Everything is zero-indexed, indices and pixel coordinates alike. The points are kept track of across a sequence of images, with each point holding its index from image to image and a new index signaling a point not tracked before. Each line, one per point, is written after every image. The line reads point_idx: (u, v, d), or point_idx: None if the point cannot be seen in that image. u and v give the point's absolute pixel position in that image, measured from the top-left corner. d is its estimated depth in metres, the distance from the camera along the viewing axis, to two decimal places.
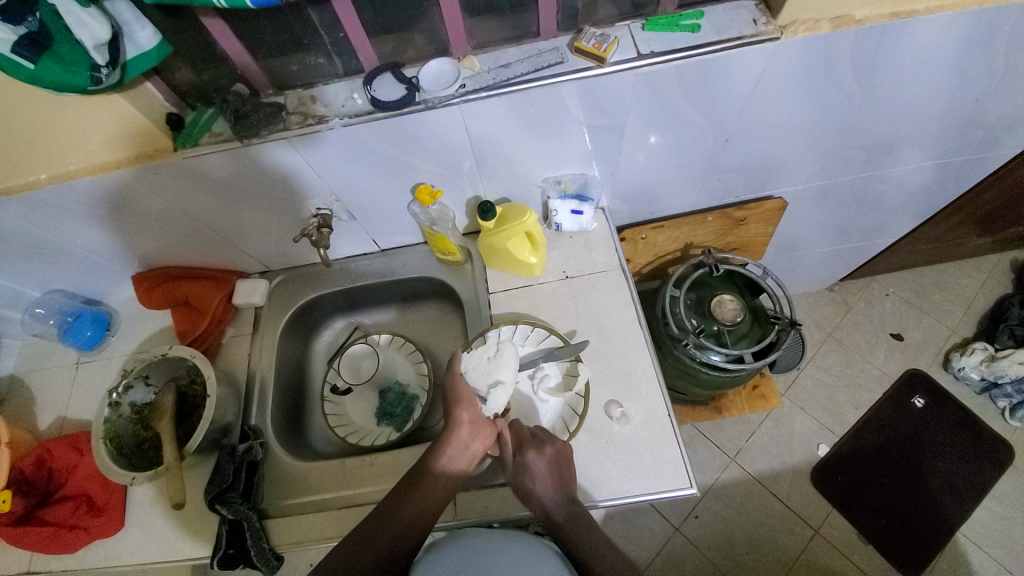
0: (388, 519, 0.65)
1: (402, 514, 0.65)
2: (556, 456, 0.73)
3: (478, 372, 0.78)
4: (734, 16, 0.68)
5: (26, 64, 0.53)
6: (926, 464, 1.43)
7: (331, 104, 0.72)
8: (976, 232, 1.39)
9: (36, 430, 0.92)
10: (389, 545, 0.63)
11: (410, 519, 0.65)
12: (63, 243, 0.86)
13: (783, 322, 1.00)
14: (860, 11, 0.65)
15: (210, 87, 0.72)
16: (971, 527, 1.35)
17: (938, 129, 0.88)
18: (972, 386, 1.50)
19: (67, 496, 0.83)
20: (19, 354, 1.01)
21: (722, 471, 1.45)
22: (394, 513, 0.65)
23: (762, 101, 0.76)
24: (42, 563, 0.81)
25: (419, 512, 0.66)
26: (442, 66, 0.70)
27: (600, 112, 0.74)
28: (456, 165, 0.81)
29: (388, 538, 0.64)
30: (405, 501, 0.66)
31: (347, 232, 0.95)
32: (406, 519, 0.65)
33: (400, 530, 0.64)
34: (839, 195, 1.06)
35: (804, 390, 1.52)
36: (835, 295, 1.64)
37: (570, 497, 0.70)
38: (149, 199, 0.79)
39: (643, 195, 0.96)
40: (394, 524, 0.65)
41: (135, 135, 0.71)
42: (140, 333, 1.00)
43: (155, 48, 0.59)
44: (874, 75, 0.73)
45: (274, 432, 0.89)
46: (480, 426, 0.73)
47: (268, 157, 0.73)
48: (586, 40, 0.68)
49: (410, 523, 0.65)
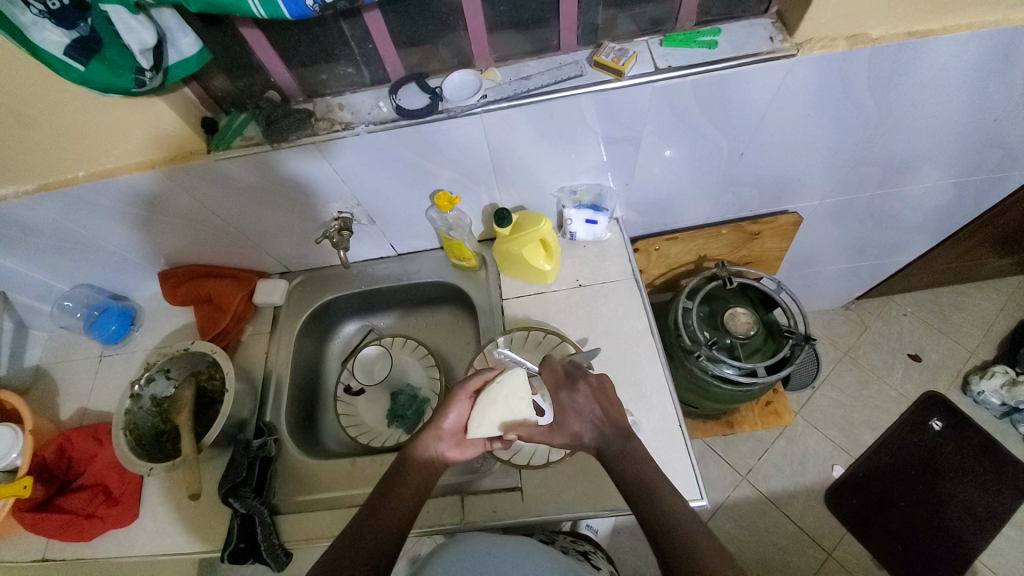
0: (370, 518, 0.65)
1: (384, 516, 0.65)
2: (597, 390, 0.72)
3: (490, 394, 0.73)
4: (751, 33, 0.70)
5: (78, 66, 0.57)
6: (944, 489, 1.39)
7: (357, 111, 0.75)
8: (996, 253, 1.37)
9: (58, 420, 0.95)
10: (376, 541, 0.63)
11: (387, 522, 0.65)
12: (95, 239, 0.90)
13: (797, 337, 1.00)
14: (876, 29, 0.67)
15: (244, 93, 0.76)
16: (991, 555, 1.30)
17: (957, 147, 0.88)
18: (993, 410, 1.46)
19: (85, 484, 0.85)
20: (46, 346, 1.04)
21: (732, 488, 1.42)
22: (377, 516, 0.65)
23: (778, 116, 0.77)
24: (58, 549, 0.83)
25: (398, 514, 0.66)
26: (465, 78, 0.73)
27: (616, 124, 0.76)
28: (474, 173, 0.83)
29: (371, 538, 0.63)
30: (382, 505, 0.67)
31: (367, 236, 0.98)
32: (385, 523, 0.65)
33: (380, 533, 0.64)
34: (855, 212, 1.06)
35: (818, 409, 1.50)
36: (850, 313, 1.62)
37: (623, 430, 0.69)
38: (181, 199, 0.82)
39: (658, 206, 0.97)
40: (376, 526, 0.64)
41: (171, 137, 0.74)
42: (162, 328, 1.02)
43: (196, 55, 0.63)
44: (891, 92, 0.74)
45: (288, 429, 0.90)
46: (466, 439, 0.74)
47: (295, 161, 0.76)
48: (605, 54, 0.70)
49: (390, 530, 0.64)
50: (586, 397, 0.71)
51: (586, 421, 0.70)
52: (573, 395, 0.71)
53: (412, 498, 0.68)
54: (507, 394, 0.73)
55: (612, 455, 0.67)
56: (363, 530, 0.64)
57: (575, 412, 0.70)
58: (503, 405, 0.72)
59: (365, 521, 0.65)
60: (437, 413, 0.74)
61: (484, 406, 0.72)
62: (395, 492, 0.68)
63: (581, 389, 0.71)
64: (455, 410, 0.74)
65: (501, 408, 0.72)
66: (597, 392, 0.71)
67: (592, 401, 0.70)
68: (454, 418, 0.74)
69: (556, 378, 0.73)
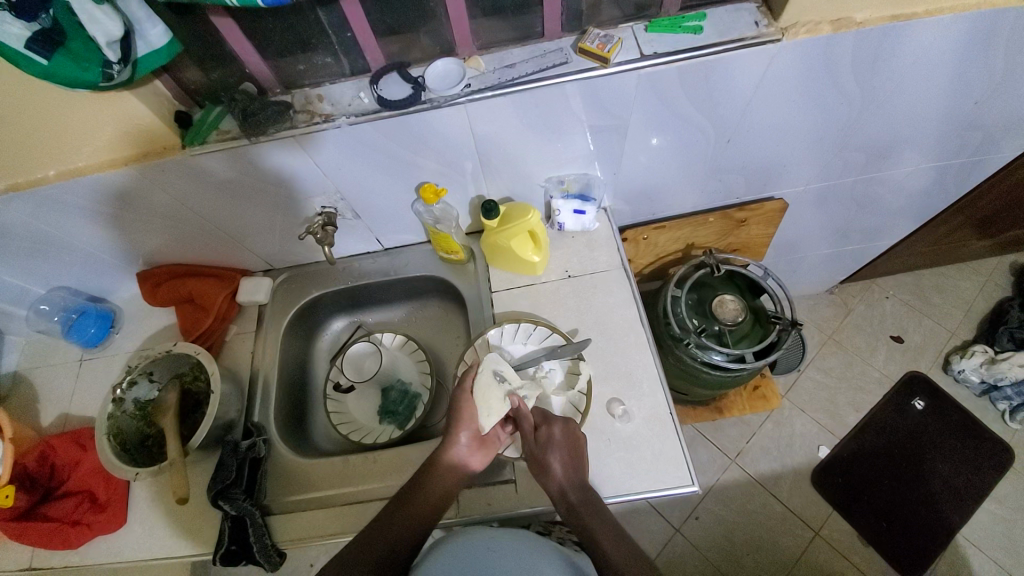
0: (383, 528, 0.67)
1: (395, 523, 0.67)
2: (571, 440, 0.72)
3: (483, 388, 0.76)
4: (736, 18, 0.70)
5: (40, 60, 0.54)
6: (926, 467, 1.43)
7: (338, 103, 0.73)
8: (976, 235, 1.40)
9: (39, 427, 0.93)
10: (381, 553, 0.65)
11: (391, 534, 0.66)
12: (69, 241, 0.87)
13: (785, 322, 1.01)
14: (860, 13, 0.66)
15: (219, 85, 0.73)
16: (972, 529, 1.35)
17: (938, 131, 0.89)
18: (972, 388, 1.50)
19: (70, 492, 0.84)
20: (23, 351, 1.01)
21: (722, 472, 1.45)
22: (389, 524, 0.67)
23: (763, 103, 0.77)
24: (44, 559, 0.81)
25: (410, 523, 0.67)
26: (448, 67, 0.72)
27: (603, 113, 0.75)
28: (459, 164, 0.82)
29: (378, 549, 0.65)
30: (393, 515, 0.68)
31: (352, 231, 0.96)
32: (397, 531, 0.66)
33: (390, 546, 0.65)
34: (839, 197, 1.07)
35: (804, 392, 1.53)
36: (835, 297, 1.65)
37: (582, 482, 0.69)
38: (156, 196, 0.80)
39: (645, 195, 0.97)
40: (384, 536, 0.66)
41: (144, 133, 0.71)
42: (144, 329, 1.00)
43: (165, 47, 0.60)
44: (874, 77, 0.74)
45: (278, 428, 0.89)
46: (481, 441, 0.74)
47: (274, 155, 0.74)
48: (590, 41, 0.69)
49: (397, 543, 0.65)
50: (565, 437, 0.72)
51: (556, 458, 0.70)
52: (561, 432, 0.72)
53: (422, 511, 0.68)
54: (494, 376, 0.77)
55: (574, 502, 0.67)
56: (370, 541, 0.65)
57: (555, 447, 0.71)
58: (496, 386, 0.76)
59: (371, 536, 0.66)
60: (453, 424, 0.74)
61: (484, 400, 0.75)
62: (414, 496, 0.69)
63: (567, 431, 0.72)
64: (463, 416, 0.74)
65: (499, 386, 0.76)
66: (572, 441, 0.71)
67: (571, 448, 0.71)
68: (469, 425, 0.74)
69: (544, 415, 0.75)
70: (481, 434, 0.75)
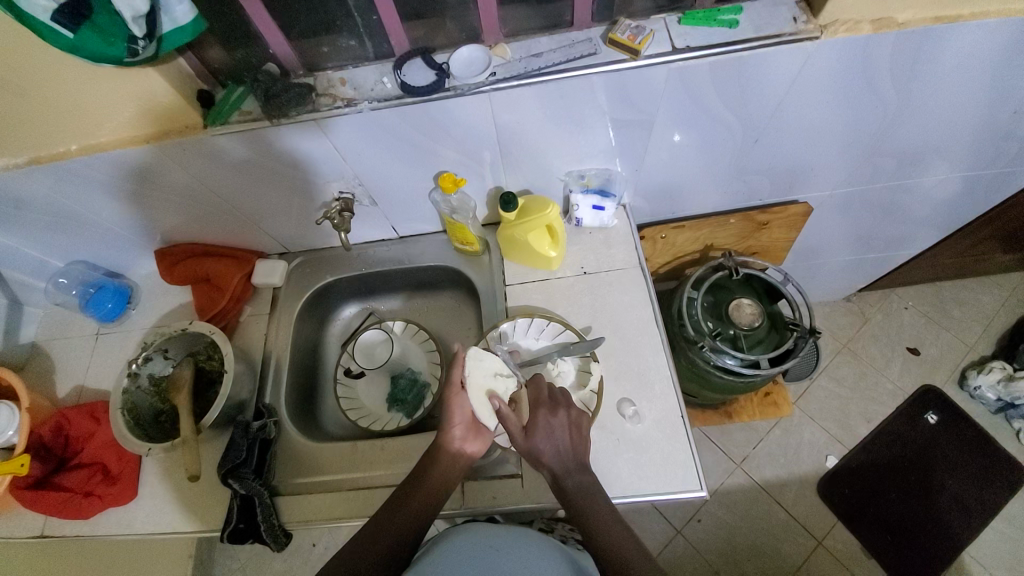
0: (388, 520, 0.67)
1: (396, 518, 0.67)
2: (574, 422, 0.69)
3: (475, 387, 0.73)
4: (774, 13, 0.67)
5: (66, 33, 0.54)
6: (936, 482, 1.41)
7: (360, 87, 0.72)
8: (1002, 248, 1.36)
9: (55, 398, 0.94)
10: (389, 544, 0.65)
11: (399, 526, 0.66)
12: (89, 215, 0.87)
13: (802, 329, 0.99)
14: (902, 14, 0.64)
15: (242, 66, 0.73)
16: (979, 547, 1.33)
17: (972, 140, 0.86)
18: (988, 405, 1.47)
19: (83, 463, 0.85)
20: (41, 323, 1.03)
21: (728, 476, 1.44)
22: (390, 519, 0.67)
23: (795, 103, 0.75)
24: (56, 527, 0.83)
25: (414, 514, 0.67)
26: (473, 53, 0.70)
27: (629, 107, 0.73)
28: (478, 154, 0.81)
29: (382, 544, 0.64)
30: (399, 508, 0.68)
31: (368, 218, 0.96)
32: (400, 525, 0.66)
33: (391, 544, 0.65)
34: (865, 203, 1.04)
35: (815, 400, 1.51)
36: (852, 305, 1.61)
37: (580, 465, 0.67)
38: (176, 175, 0.80)
39: (665, 193, 0.95)
40: (391, 526, 0.66)
41: (166, 111, 0.71)
42: (160, 306, 1.01)
43: (191, 23, 0.59)
44: (911, 82, 0.72)
45: (287, 411, 0.90)
46: (476, 428, 0.74)
47: (292, 138, 0.74)
48: (621, 32, 0.67)
49: (398, 539, 0.65)
50: (564, 421, 0.69)
51: (553, 444, 0.67)
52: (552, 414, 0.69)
53: (424, 505, 0.68)
54: (484, 373, 0.74)
55: (569, 486, 0.66)
56: (379, 528, 0.66)
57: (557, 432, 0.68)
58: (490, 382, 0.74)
59: (379, 526, 0.66)
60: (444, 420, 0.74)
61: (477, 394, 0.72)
62: (411, 491, 0.69)
63: (560, 413, 0.69)
64: (455, 408, 0.73)
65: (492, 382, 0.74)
66: (572, 423, 0.69)
67: (566, 431, 0.68)
68: (460, 418, 0.73)
69: (540, 394, 0.72)
70: (474, 421, 0.74)
